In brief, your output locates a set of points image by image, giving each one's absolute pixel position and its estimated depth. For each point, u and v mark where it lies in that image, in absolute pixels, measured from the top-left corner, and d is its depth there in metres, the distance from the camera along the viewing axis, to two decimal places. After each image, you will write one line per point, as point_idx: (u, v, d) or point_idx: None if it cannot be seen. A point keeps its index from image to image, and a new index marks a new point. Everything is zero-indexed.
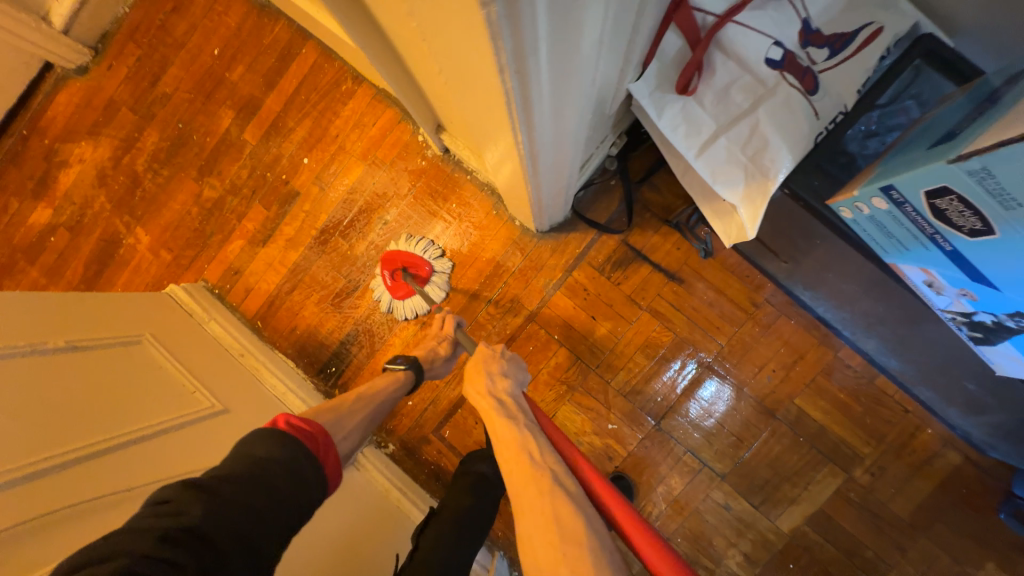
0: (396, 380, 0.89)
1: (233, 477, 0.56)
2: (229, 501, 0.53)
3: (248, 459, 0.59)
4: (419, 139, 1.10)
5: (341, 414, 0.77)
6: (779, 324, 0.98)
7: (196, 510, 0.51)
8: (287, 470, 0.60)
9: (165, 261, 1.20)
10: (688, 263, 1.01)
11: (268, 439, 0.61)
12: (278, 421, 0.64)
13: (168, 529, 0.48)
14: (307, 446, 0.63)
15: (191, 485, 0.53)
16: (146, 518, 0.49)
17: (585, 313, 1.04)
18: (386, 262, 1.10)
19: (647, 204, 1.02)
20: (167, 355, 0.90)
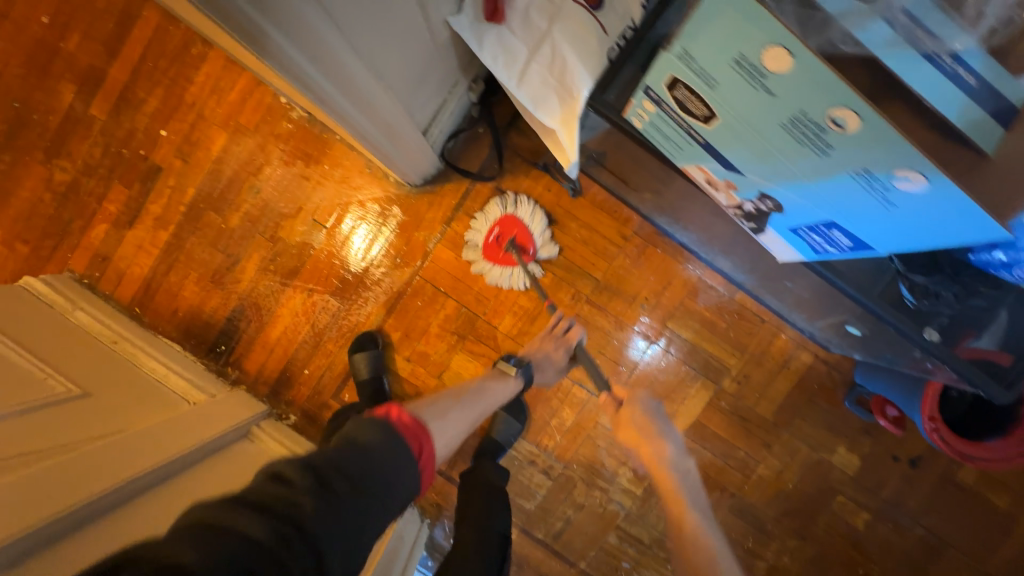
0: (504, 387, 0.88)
1: (352, 471, 0.52)
2: (336, 500, 0.49)
3: (350, 443, 0.56)
4: (281, 100, 1.06)
5: (445, 415, 0.73)
6: (647, 254, 1.04)
7: (308, 502, 0.48)
8: (403, 463, 0.58)
9: (22, 255, 1.12)
10: (560, 204, 1.04)
11: (382, 429, 0.59)
12: (388, 412, 0.62)
13: (281, 520, 0.45)
14: (411, 445, 0.60)
15: (305, 467, 0.50)
16: (262, 496, 0.47)
17: (469, 262, 1.06)
18: (505, 223, 1.03)
19: (515, 149, 1.03)
20: (15, 344, 0.85)
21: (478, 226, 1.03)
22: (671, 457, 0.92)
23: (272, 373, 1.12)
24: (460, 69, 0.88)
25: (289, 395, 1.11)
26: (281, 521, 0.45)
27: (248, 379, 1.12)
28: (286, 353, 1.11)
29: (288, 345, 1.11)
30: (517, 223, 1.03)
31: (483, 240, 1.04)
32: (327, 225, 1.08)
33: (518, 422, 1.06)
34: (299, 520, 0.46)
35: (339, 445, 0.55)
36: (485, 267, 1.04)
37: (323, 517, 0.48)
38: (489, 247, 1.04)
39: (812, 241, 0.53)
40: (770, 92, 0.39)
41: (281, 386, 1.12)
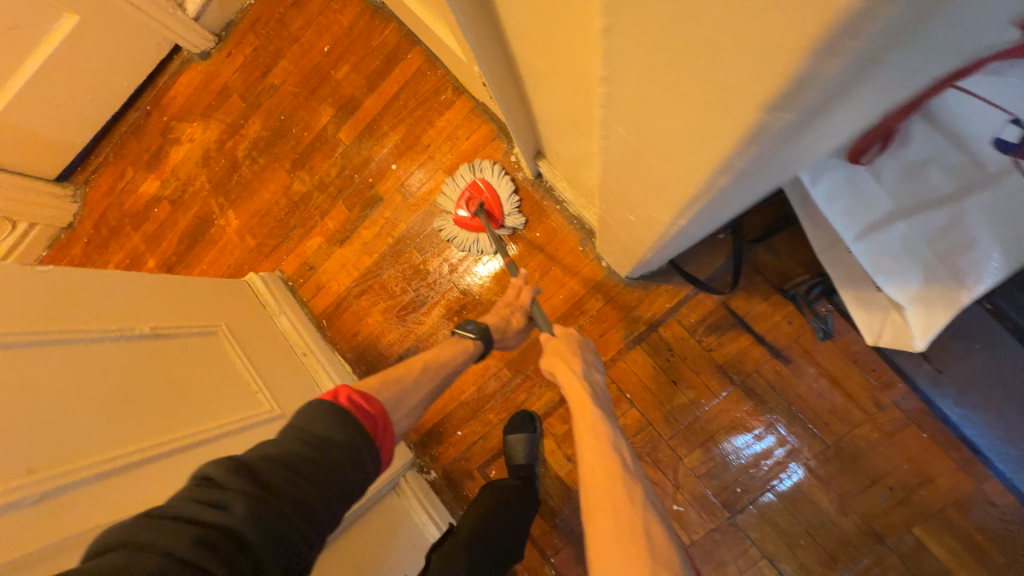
0: (465, 350, 0.79)
1: (300, 468, 0.49)
2: (274, 493, 0.46)
3: (307, 437, 0.52)
4: (511, 159, 1.05)
5: (407, 387, 0.69)
6: (908, 435, 0.81)
7: (238, 507, 0.43)
8: (353, 459, 0.52)
9: (248, 247, 1.23)
10: (799, 341, 0.87)
11: (326, 413, 0.54)
12: (336, 394, 0.57)
13: (210, 530, 0.42)
14: (363, 427, 0.56)
15: (235, 463, 0.47)
16: (185, 503, 0.43)
17: (665, 375, 0.93)
18: (467, 192, 1.02)
19: (758, 265, 0.89)
20: (239, 349, 0.91)
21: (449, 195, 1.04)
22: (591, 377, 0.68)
23: (426, 423, 1.09)
24: None
25: (440, 451, 1.07)
26: (211, 530, 0.42)
27: None
28: (445, 407, 1.08)
29: (449, 401, 1.08)
30: (483, 189, 1.01)
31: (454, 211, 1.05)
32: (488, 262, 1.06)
33: None
34: (233, 530, 0.42)
35: (301, 438, 0.52)
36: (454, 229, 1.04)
37: (258, 522, 0.43)
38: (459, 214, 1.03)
39: None
40: None
41: (430, 438, 1.08)
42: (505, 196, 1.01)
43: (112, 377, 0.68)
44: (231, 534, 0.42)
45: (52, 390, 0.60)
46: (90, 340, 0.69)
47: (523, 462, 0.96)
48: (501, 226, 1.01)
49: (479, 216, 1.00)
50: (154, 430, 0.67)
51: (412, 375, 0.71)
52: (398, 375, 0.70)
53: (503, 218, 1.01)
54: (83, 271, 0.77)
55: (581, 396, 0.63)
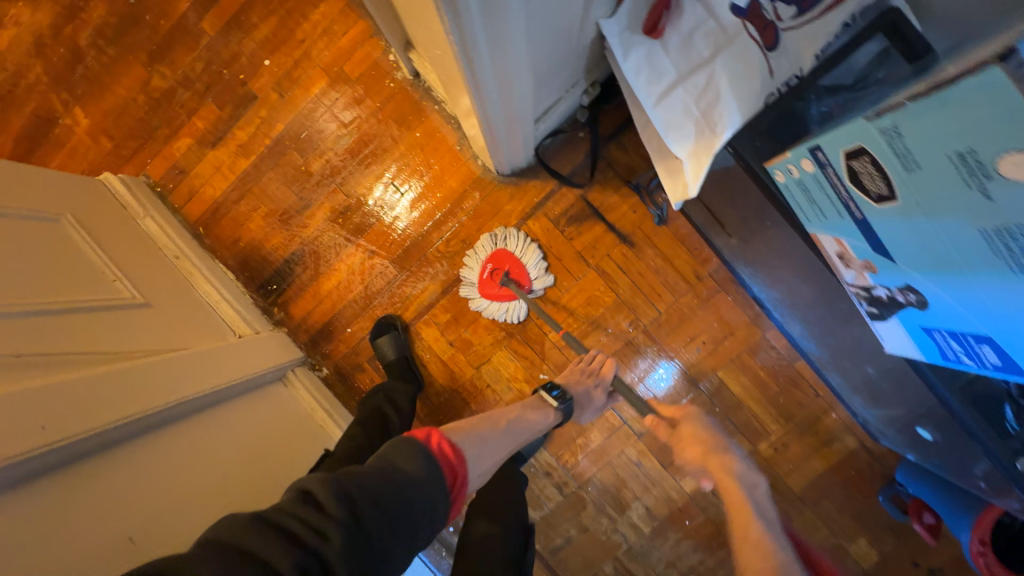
0: (546, 415, 0.81)
1: (376, 501, 0.49)
2: (365, 535, 0.47)
3: (392, 471, 0.52)
4: (390, 58, 1.05)
5: (485, 439, 0.66)
6: (717, 300, 1.01)
7: (332, 535, 0.46)
8: (422, 494, 0.52)
9: (104, 149, 1.13)
10: (641, 227, 1.01)
11: (418, 457, 0.54)
12: (427, 438, 0.57)
13: (305, 552, 0.44)
14: (445, 476, 0.55)
15: (337, 488, 0.48)
16: (282, 513, 0.46)
17: (534, 263, 1.04)
18: (493, 258, 1.03)
19: (610, 161, 1.00)
20: (89, 238, 0.86)
21: (472, 265, 1.03)
22: (744, 474, 0.83)
23: (314, 323, 1.12)
24: (586, 70, 0.84)
25: (330, 348, 1.12)
26: (308, 557, 0.44)
27: (290, 323, 1.12)
28: (334, 307, 1.11)
29: (338, 300, 1.11)
30: (506, 258, 1.03)
31: (477, 277, 1.04)
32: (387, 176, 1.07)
33: (540, 434, 1.05)
34: (324, 559, 0.45)
35: (387, 478, 0.51)
36: (483, 302, 1.04)
37: (350, 555, 0.46)
38: (484, 283, 1.04)
39: (946, 347, 0.49)
40: (985, 196, 0.35)
41: (321, 338, 1.12)
42: (528, 259, 1.02)
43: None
44: (324, 562, 0.45)
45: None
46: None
47: (395, 359, 1.04)
48: (529, 289, 1.02)
49: (509, 285, 1.01)
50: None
51: (485, 424, 0.69)
52: (478, 425, 0.67)
53: (531, 281, 1.02)
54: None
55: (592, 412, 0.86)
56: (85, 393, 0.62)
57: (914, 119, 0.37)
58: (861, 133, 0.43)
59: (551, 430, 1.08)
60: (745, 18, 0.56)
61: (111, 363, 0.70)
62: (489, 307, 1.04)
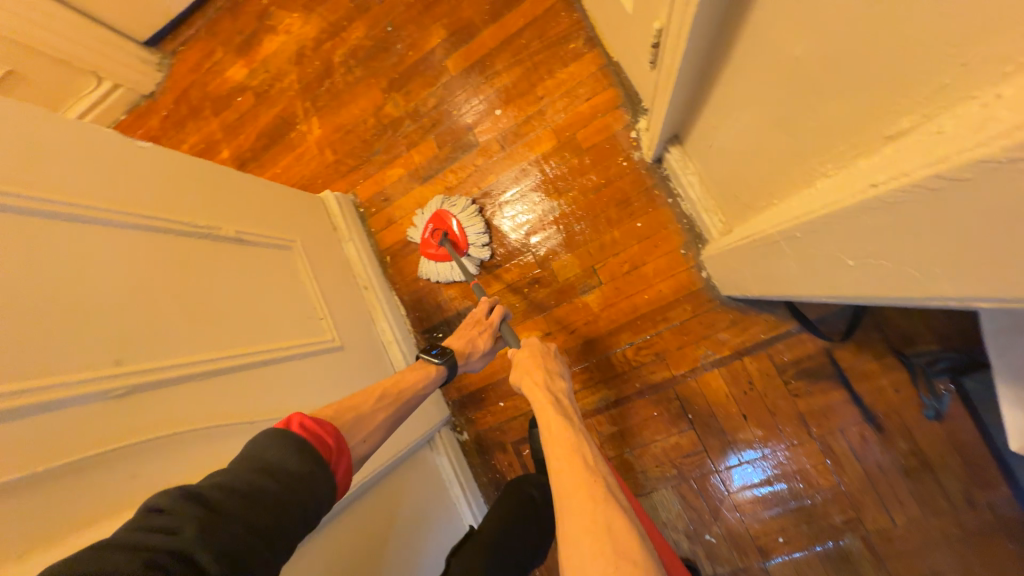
0: (430, 375, 0.76)
1: (236, 493, 0.42)
2: (228, 517, 0.40)
3: (263, 467, 0.47)
4: (631, 135, 0.94)
5: (363, 414, 0.64)
6: (989, 540, 0.74)
7: (187, 529, 0.37)
8: (303, 483, 0.47)
9: (326, 161, 1.17)
10: (900, 412, 0.78)
11: (277, 439, 0.50)
12: (288, 421, 0.53)
13: (149, 551, 0.34)
14: (319, 451, 0.51)
15: (185, 493, 0.40)
16: (134, 532, 0.36)
17: (737, 407, 0.87)
18: (435, 219, 1.03)
19: (882, 321, 0.79)
20: (308, 268, 0.87)
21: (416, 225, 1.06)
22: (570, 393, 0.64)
23: (469, 385, 1.06)
24: None
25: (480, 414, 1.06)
26: (158, 552, 0.35)
27: None
28: (493, 376, 1.04)
29: (498, 370, 1.04)
30: (448, 220, 1.02)
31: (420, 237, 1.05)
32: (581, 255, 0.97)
33: None
34: (182, 553, 0.35)
35: (258, 466, 0.46)
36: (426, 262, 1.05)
37: (213, 541, 0.37)
38: (427, 245, 1.04)
39: None
40: None
41: (470, 402, 1.06)
42: (469, 224, 1.01)
43: (198, 278, 0.65)
44: (182, 559, 0.35)
45: (142, 277, 0.57)
46: (181, 234, 0.65)
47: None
48: (465, 255, 1.01)
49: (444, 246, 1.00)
50: (233, 339, 0.65)
51: (369, 402, 0.66)
52: (354, 399, 0.65)
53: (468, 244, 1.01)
54: (180, 154, 0.72)
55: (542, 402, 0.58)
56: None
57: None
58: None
59: None
60: None
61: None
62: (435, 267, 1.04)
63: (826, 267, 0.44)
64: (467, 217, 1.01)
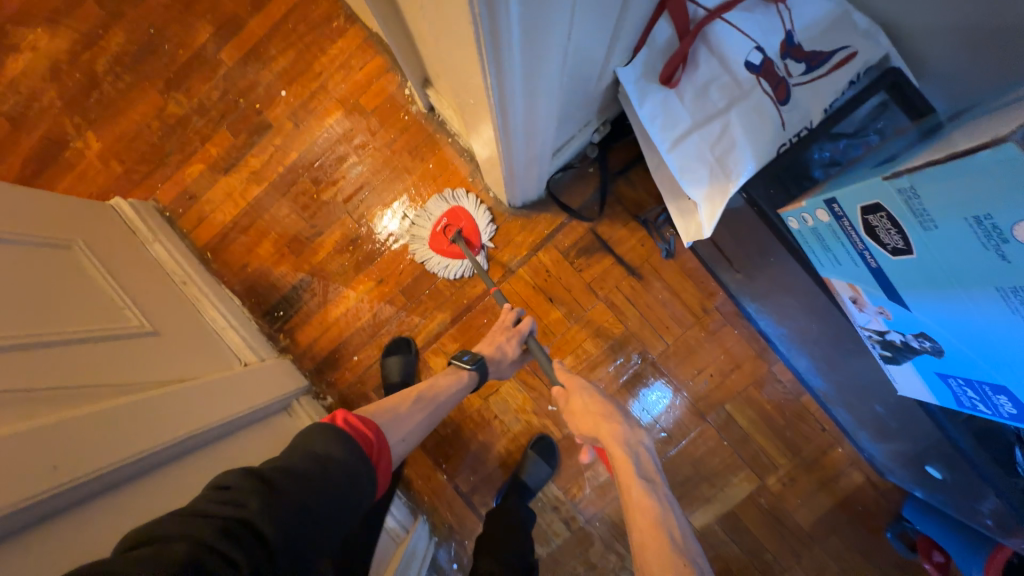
0: (458, 378, 0.88)
1: (303, 478, 0.55)
2: (283, 498, 0.51)
3: (322, 459, 0.59)
4: (405, 92, 1.08)
5: (400, 414, 0.77)
6: (722, 332, 1.02)
7: (253, 503, 0.49)
8: (348, 473, 0.60)
9: (114, 173, 1.12)
10: (649, 260, 1.03)
11: (328, 435, 0.62)
12: (335, 419, 0.66)
13: (226, 520, 0.46)
14: (360, 446, 0.64)
15: (250, 473, 0.52)
16: (208, 502, 0.48)
17: (544, 294, 1.05)
18: (450, 216, 1.04)
19: (620, 196, 1.03)
20: (99, 265, 0.85)
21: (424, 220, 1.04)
22: (630, 438, 0.72)
23: (321, 351, 1.10)
24: (597, 111, 0.85)
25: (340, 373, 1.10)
26: (229, 520, 0.47)
27: (296, 350, 1.11)
28: (342, 335, 1.10)
29: (345, 328, 1.10)
30: (462, 217, 1.03)
31: (430, 230, 1.04)
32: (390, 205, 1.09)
33: (548, 467, 1.04)
34: (245, 522, 0.47)
35: (314, 458, 0.58)
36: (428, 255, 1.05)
37: (274, 515, 0.49)
38: (435, 239, 1.04)
39: (960, 395, 0.51)
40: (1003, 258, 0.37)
41: (326, 367, 1.11)
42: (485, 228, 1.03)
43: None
44: (249, 525, 0.47)
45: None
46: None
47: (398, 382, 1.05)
48: (479, 251, 1.03)
49: (458, 243, 1.01)
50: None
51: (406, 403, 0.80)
52: (391, 402, 0.78)
53: (481, 243, 1.03)
54: None
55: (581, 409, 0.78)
56: (77, 430, 0.58)
57: (931, 185, 0.40)
58: (878, 191, 0.45)
59: (559, 456, 1.07)
60: (760, 76, 0.60)
61: (115, 398, 0.67)
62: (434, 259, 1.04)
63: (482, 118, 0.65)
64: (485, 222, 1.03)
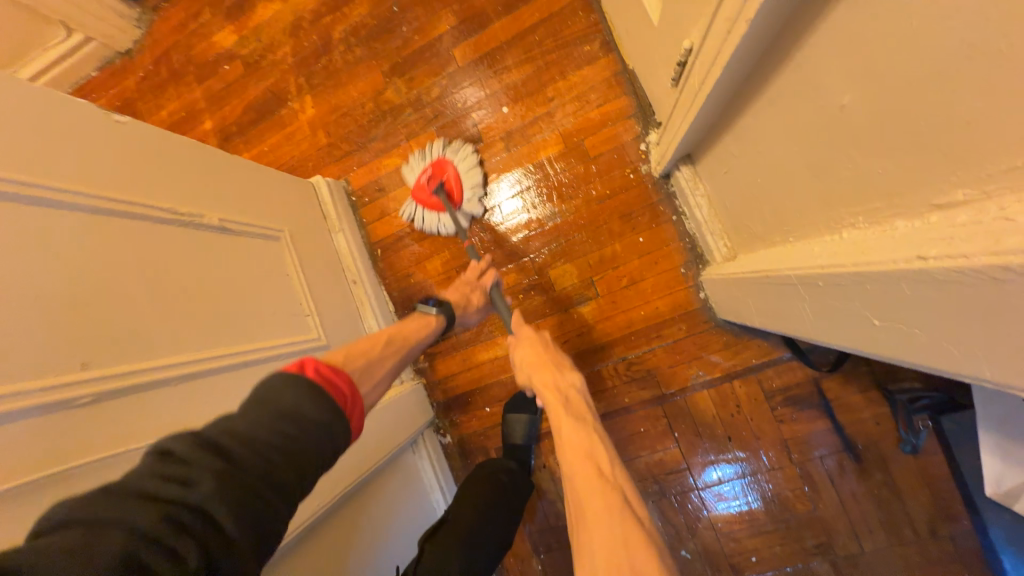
0: (428, 329, 0.77)
1: (252, 443, 0.40)
2: (246, 474, 0.38)
3: (280, 412, 0.43)
4: (640, 148, 0.92)
5: (372, 364, 0.62)
6: (947, 569, 0.78)
7: (207, 484, 0.36)
8: (318, 434, 0.44)
9: (318, 143, 1.11)
10: (879, 444, 0.81)
11: (297, 386, 0.46)
12: (301, 369, 0.49)
13: (169, 506, 0.34)
14: (334, 404, 0.48)
15: (201, 438, 0.39)
16: (148, 477, 0.35)
17: (723, 429, 0.88)
18: (434, 165, 0.98)
19: (869, 355, 0.81)
20: (297, 262, 0.82)
21: (414, 168, 1.01)
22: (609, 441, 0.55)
23: (455, 388, 1.04)
24: None
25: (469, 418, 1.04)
26: (174, 508, 0.34)
27: (431, 377, 1.05)
28: (480, 379, 1.02)
29: (486, 374, 1.02)
30: (448, 170, 0.98)
31: (415, 177, 0.99)
32: (578, 267, 0.96)
33: None
34: (203, 513, 0.35)
35: (280, 420, 0.43)
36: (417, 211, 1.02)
37: (231, 500, 0.36)
38: (420, 188, 0.99)
39: None
40: None
41: (454, 404, 1.04)
42: (468, 180, 0.98)
43: (184, 269, 0.60)
44: (207, 517, 0.35)
45: (122, 265, 0.52)
46: (169, 220, 0.60)
47: (520, 445, 0.95)
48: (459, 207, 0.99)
49: (440, 196, 0.97)
50: (218, 337, 0.60)
51: (381, 346, 0.67)
52: (362, 345, 0.64)
53: (462, 199, 0.98)
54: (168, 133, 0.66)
55: (556, 405, 0.59)
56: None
57: None
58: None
59: None
60: None
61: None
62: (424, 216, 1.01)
63: (838, 309, 0.42)
64: (469, 175, 0.97)
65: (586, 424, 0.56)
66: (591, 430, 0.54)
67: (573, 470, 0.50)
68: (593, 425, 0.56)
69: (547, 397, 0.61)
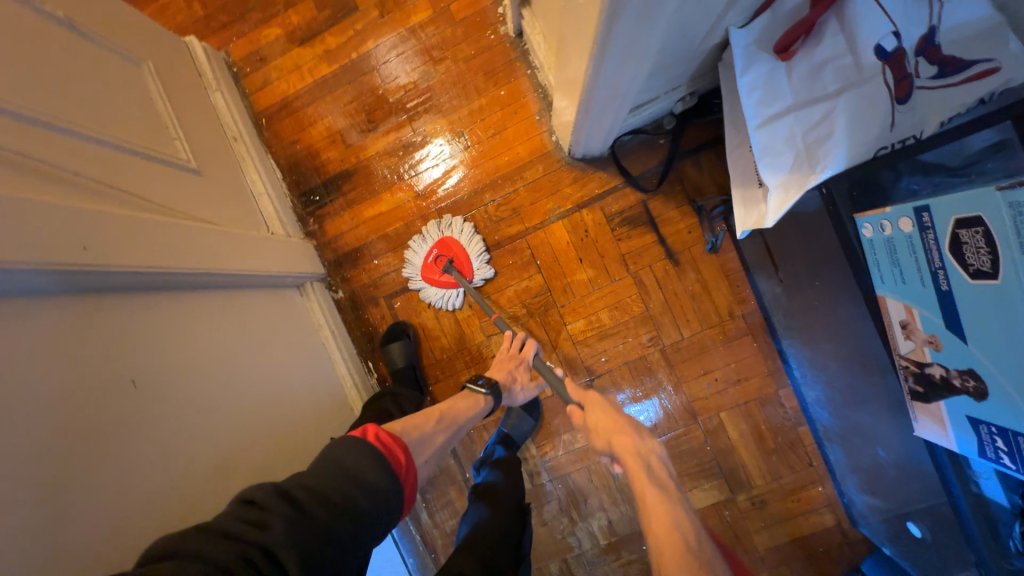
0: (475, 406, 0.85)
1: (326, 504, 0.52)
2: (309, 523, 0.50)
3: (347, 476, 0.56)
4: (498, 11, 1.03)
5: (427, 434, 0.75)
6: (741, 342, 0.99)
7: (276, 527, 0.48)
8: (377, 499, 0.56)
9: (194, 14, 1.12)
10: (691, 249, 1.00)
11: (363, 452, 0.58)
12: (364, 431, 0.62)
13: (248, 544, 0.47)
14: (392, 468, 0.59)
15: (277, 491, 0.52)
16: (230, 519, 0.48)
17: (575, 253, 1.03)
18: (440, 245, 1.05)
19: (682, 176, 0.99)
20: (162, 92, 0.85)
21: (417, 249, 1.06)
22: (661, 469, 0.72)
23: (344, 246, 1.11)
24: (690, 75, 0.81)
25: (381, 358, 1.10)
26: (251, 548, 0.46)
27: (321, 238, 1.12)
28: (367, 235, 1.10)
29: (372, 230, 1.10)
30: (453, 248, 1.04)
31: (422, 261, 1.06)
32: (450, 123, 1.06)
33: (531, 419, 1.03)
34: (269, 549, 0.47)
35: (345, 479, 0.55)
36: (423, 285, 1.06)
37: (296, 546, 0.48)
38: (428, 269, 1.06)
39: (985, 443, 0.48)
40: None
41: (344, 262, 1.12)
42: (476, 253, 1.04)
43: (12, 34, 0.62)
44: (269, 553, 0.47)
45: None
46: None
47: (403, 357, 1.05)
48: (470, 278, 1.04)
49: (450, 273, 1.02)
50: (50, 102, 0.63)
51: (433, 420, 0.78)
52: (418, 420, 0.76)
53: (472, 271, 1.04)
54: None
55: (638, 468, 0.70)
56: (104, 225, 0.60)
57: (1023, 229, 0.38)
58: (986, 203, 0.41)
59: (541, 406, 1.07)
60: (885, 63, 0.54)
61: (148, 213, 0.68)
62: (427, 291, 1.06)
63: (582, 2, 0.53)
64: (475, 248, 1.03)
65: (667, 490, 0.67)
66: (679, 506, 0.65)
67: (655, 538, 0.62)
68: (677, 497, 0.67)
69: (629, 462, 0.71)
